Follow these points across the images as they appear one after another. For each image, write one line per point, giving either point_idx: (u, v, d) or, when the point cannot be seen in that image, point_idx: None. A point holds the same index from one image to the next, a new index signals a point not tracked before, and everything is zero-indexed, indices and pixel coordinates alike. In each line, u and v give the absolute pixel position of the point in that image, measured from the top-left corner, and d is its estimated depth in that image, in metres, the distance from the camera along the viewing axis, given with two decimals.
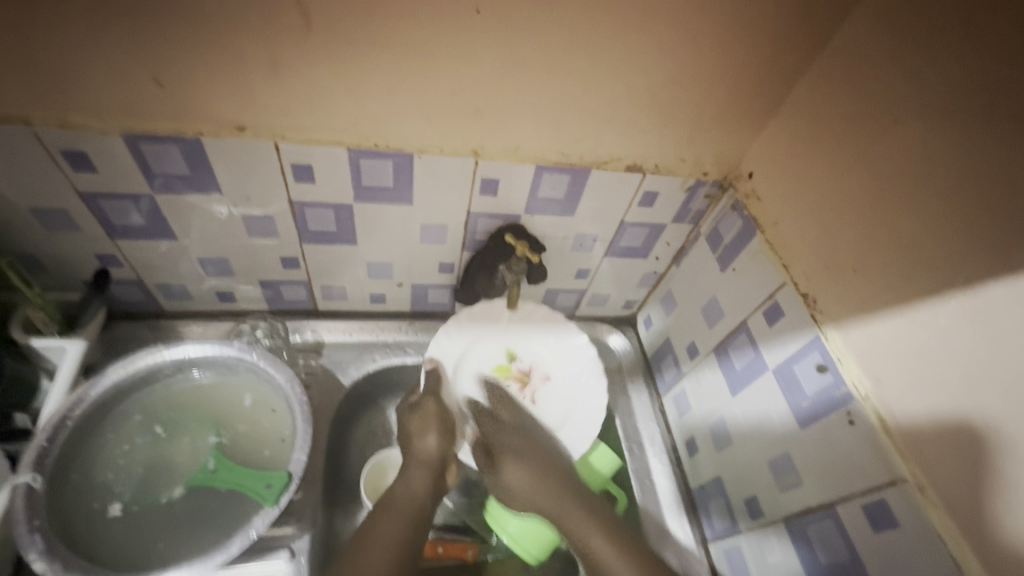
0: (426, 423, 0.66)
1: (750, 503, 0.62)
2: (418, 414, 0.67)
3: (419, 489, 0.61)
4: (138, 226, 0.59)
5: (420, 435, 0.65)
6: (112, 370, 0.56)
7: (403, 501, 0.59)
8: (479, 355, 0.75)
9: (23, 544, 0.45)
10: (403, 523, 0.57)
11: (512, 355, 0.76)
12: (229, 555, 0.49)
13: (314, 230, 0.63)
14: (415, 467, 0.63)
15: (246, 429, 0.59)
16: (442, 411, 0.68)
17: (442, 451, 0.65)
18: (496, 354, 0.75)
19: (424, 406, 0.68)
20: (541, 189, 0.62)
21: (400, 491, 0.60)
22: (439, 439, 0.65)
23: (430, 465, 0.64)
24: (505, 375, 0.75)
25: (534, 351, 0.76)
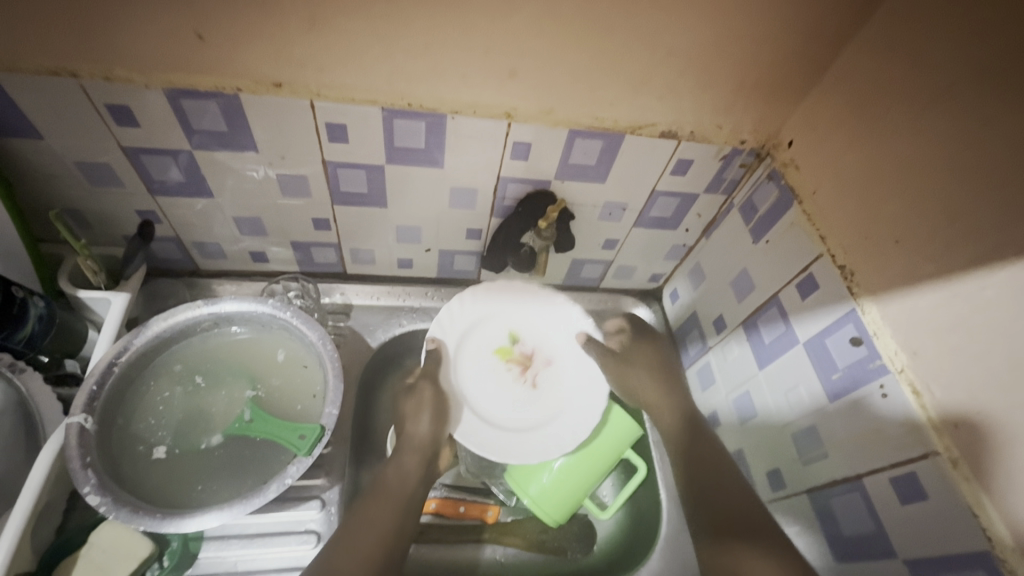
0: (420, 407, 0.65)
1: (773, 475, 0.62)
2: (413, 397, 0.66)
3: (411, 473, 0.61)
4: (177, 182, 0.60)
5: (414, 419, 0.64)
6: (155, 322, 0.58)
7: (393, 485, 0.60)
8: (483, 335, 0.73)
9: (77, 479, 0.48)
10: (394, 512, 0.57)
11: (514, 338, 0.73)
12: (266, 498, 0.51)
13: (345, 192, 0.64)
14: (407, 454, 0.62)
15: (280, 382, 0.62)
16: (438, 398, 0.66)
17: (434, 436, 0.64)
18: (498, 337, 0.73)
19: (420, 390, 0.66)
20: (574, 154, 0.62)
21: (391, 476, 0.60)
22: (432, 421, 0.64)
23: (422, 449, 0.63)
24: (506, 357, 0.72)
25: (537, 334, 0.74)
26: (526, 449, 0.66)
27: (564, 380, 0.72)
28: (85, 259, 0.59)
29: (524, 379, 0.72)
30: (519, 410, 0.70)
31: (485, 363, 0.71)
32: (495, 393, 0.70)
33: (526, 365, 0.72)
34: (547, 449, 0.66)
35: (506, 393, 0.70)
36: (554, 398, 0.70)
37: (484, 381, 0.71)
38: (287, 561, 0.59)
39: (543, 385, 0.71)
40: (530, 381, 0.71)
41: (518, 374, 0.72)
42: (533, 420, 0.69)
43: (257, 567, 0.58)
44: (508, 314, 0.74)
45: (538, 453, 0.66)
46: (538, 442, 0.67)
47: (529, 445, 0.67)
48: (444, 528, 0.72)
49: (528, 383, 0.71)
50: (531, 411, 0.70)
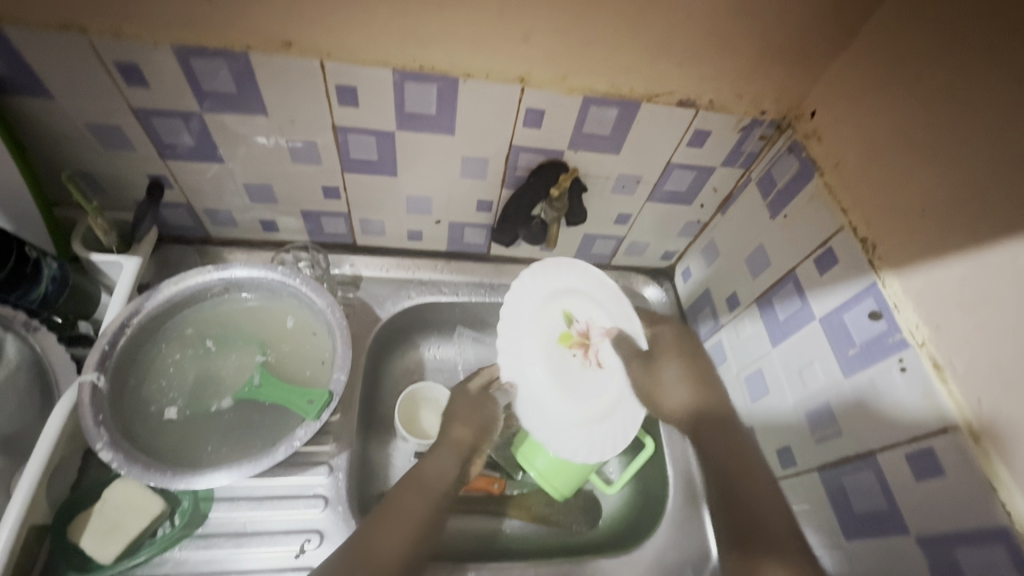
0: (471, 412, 0.68)
1: (783, 453, 0.61)
2: (468, 399, 0.69)
3: (447, 468, 0.63)
4: (187, 146, 0.59)
5: (461, 423, 0.67)
6: (165, 285, 0.58)
7: (432, 478, 0.61)
8: (542, 327, 0.66)
9: (90, 435, 0.49)
10: (427, 504, 0.59)
11: (569, 318, 0.67)
12: (276, 459, 0.52)
13: (355, 159, 0.63)
14: (446, 449, 0.64)
15: (289, 349, 0.62)
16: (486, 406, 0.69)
17: (474, 440, 0.67)
18: (558, 322, 0.67)
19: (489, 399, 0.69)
20: (588, 123, 0.60)
21: (427, 469, 0.61)
22: (473, 429, 0.67)
23: (460, 446, 0.65)
24: (568, 343, 0.67)
25: (591, 309, 0.68)
26: (592, 446, 0.64)
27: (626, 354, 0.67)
28: (96, 221, 0.59)
29: (588, 361, 0.67)
30: (592, 395, 0.65)
31: (550, 355, 0.66)
32: (568, 388, 0.65)
33: (588, 345, 0.67)
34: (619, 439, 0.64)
35: (574, 379, 0.66)
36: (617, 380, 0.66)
37: (553, 376, 0.66)
38: (294, 524, 0.59)
39: (609, 363, 0.67)
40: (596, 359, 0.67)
41: (583, 357, 0.67)
42: (608, 405, 0.65)
43: (264, 528, 0.59)
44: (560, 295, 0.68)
45: (613, 444, 0.64)
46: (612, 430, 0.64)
47: (602, 438, 0.64)
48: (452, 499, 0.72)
49: (593, 364, 0.67)
50: (601, 394, 0.66)
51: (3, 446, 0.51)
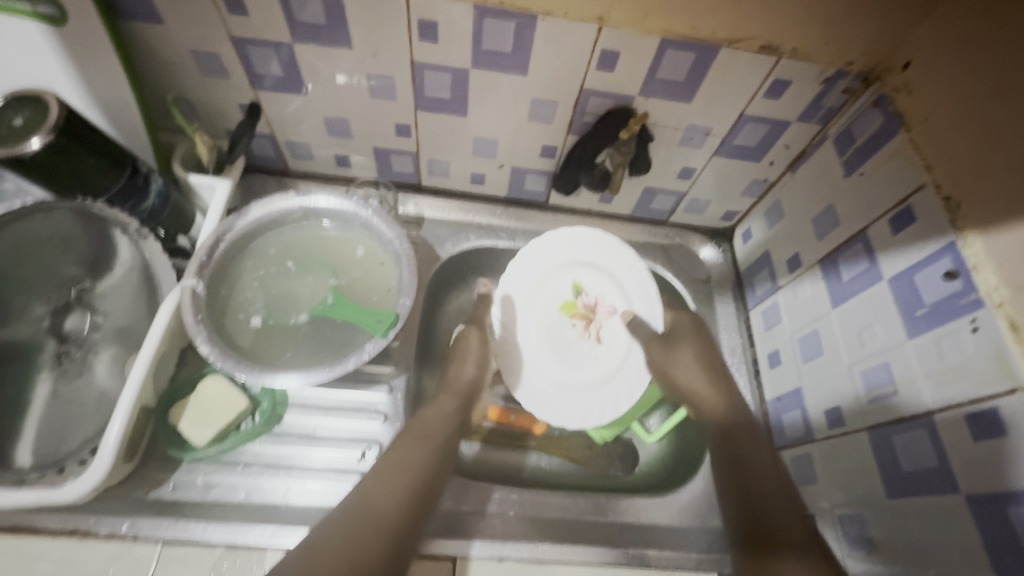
0: (466, 353, 0.68)
1: (831, 412, 0.61)
2: (460, 343, 0.69)
3: (449, 415, 0.63)
4: (276, 76, 0.63)
5: (459, 364, 0.67)
6: (253, 207, 0.63)
7: (432, 423, 0.60)
8: (550, 289, 0.75)
9: (192, 331, 0.56)
10: (435, 448, 0.58)
11: (578, 290, 0.75)
12: (346, 367, 0.57)
13: (429, 96, 0.65)
14: (447, 395, 0.64)
15: (359, 274, 0.66)
16: (483, 345, 0.69)
17: (474, 380, 0.67)
18: (565, 290, 0.74)
19: (467, 335, 0.69)
20: (662, 68, 0.59)
21: (430, 415, 0.61)
22: (476, 368, 0.67)
23: (460, 391, 0.65)
24: (571, 312, 0.74)
25: (599, 282, 0.75)
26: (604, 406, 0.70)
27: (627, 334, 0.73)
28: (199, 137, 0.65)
29: (588, 334, 0.74)
30: (588, 364, 0.72)
31: (552, 317, 0.74)
32: (570, 353, 0.73)
33: (590, 318, 0.74)
34: (618, 405, 0.69)
35: (575, 349, 0.73)
36: (620, 348, 0.72)
37: (552, 338, 0.73)
38: (358, 434, 0.65)
39: (606, 338, 0.73)
40: (594, 334, 0.74)
41: (582, 329, 0.74)
42: (606, 374, 0.72)
43: (331, 433, 0.65)
44: (561, 274, 0.75)
45: (612, 409, 0.69)
46: (615, 398, 0.70)
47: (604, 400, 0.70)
48: (498, 431, 0.76)
49: (593, 337, 0.73)
50: (596, 367, 0.72)
51: (119, 336, 0.57)
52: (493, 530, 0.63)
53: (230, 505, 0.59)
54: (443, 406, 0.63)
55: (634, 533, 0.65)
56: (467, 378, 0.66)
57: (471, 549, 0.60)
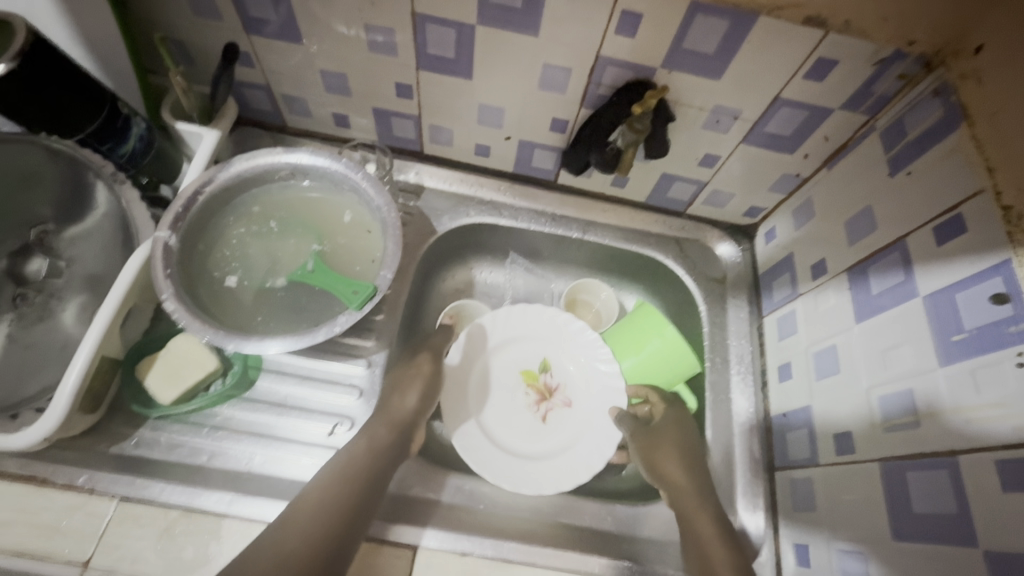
0: (410, 380, 0.63)
1: (840, 438, 0.55)
2: (409, 369, 0.64)
3: (381, 448, 0.57)
4: (270, 21, 0.58)
5: (401, 393, 0.62)
6: (239, 160, 0.60)
7: (359, 456, 0.55)
8: (519, 352, 0.72)
9: (159, 285, 0.53)
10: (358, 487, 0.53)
11: (545, 366, 0.72)
12: (316, 339, 0.54)
13: (432, 54, 0.60)
14: (380, 423, 0.59)
15: (344, 242, 0.62)
16: (433, 377, 0.65)
17: (416, 411, 0.62)
18: (533, 358, 0.72)
19: (417, 362, 0.66)
20: (692, 36, 0.52)
21: (359, 449, 0.56)
22: (420, 398, 0.62)
23: (397, 424, 0.60)
24: (529, 381, 0.72)
25: (569, 371, 0.72)
26: (530, 476, 0.64)
27: (578, 427, 0.69)
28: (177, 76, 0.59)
29: (536, 409, 0.70)
30: (526, 438, 0.68)
31: (509, 376, 0.72)
32: (511, 418, 0.70)
33: (544, 397, 0.71)
34: (542, 485, 0.63)
35: (517, 416, 0.70)
36: (567, 440, 0.68)
37: (502, 397, 0.70)
38: (331, 408, 0.63)
39: (552, 423, 0.70)
40: (541, 413, 0.70)
41: (533, 401, 0.71)
42: (538, 454, 0.67)
43: (303, 405, 0.62)
44: (530, 348, 0.73)
45: (533, 485, 0.63)
46: (547, 468, 0.66)
47: (531, 474, 0.64)
48: None
49: (540, 415, 0.70)
50: (528, 445, 0.68)
51: (88, 283, 0.55)
52: (461, 523, 0.59)
53: (192, 468, 0.57)
54: (374, 441, 0.57)
55: (612, 540, 0.61)
56: (408, 410, 0.61)
57: (424, 537, 0.56)
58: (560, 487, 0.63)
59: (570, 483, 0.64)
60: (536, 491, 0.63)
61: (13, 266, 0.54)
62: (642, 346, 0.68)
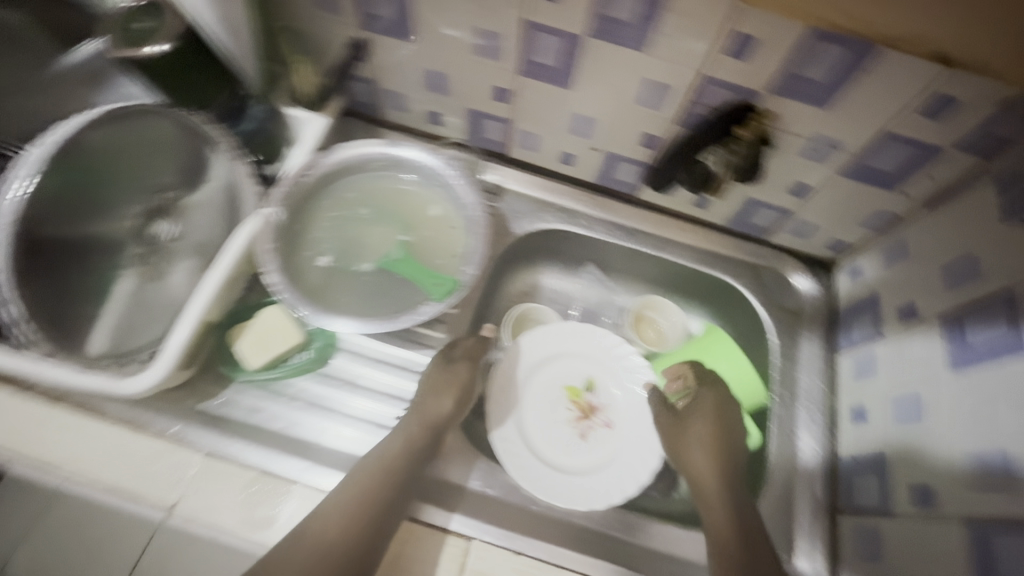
0: (447, 385, 0.62)
1: (919, 492, 0.53)
2: (447, 372, 0.62)
3: (415, 436, 0.59)
4: (386, 20, 0.61)
5: (437, 398, 0.61)
6: (341, 147, 0.63)
7: (397, 450, 0.57)
8: (565, 367, 0.71)
9: (263, 258, 0.57)
10: (394, 483, 0.55)
11: (590, 385, 0.70)
12: (401, 325, 0.56)
13: (534, 61, 0.61)
14: (415, 419, 0.60)
15: (429, 235, 0.65)
16: (466, 386, 0.63)
17: (447, 419, 0.61)
18: (579, 375, 0.70)
19: (456, 368, 0.63)
20: (804, 62, 0.51)
21: (397, 446, 0.57)
22: (455, 406, 0.61)
23: (431, 424, 0.60)
24: (572, 398, 0.69)
25: (614, 393, 0.70)
26: (565, 491, 0.62)
27: (617, 449, 0.66)
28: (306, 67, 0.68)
29: (576, 426, 0.68)
30: (564, 454, 0.66)
31: (553, 390, 0.69)
32: (549, 431, 0.67)
33: (586, 416, 0.69)
34: (576, 500, 0.62)
35: (555, 431, 0.67)
36: (602, 461, 0.66)
37: (543, 409, 0.68)
38: (399, 392, 0.65)
39: (591, 443, 0.67)
40: (581, 432, 0.67)
41: (574, 418, 0.68)
42: (575, 471, 0.65)
43: (371, 386, 0.65)
44: (578, 364, 0.71)
45: (569, 500, 0.61)
46: (580, 485, 0.63)
47: (566, 490, 0.62)
48: None
49: (579, 432, 0.67)
50: (564, 460, 0.65)
51: (197, 249, 0.60)
52: (512, 522, 0.59)
53: (269, 432, 0.61)
54: (410, 439, 0.58)
55: (660, 562, 0.60)
56: (444, 415, 0.61)
57: (451, 521, 0.58)
58: (595, 505, 0.61)
59: (604, 504, 0.62)
60: (570, 508, 0.61)
61: (141, 228, 0.60)
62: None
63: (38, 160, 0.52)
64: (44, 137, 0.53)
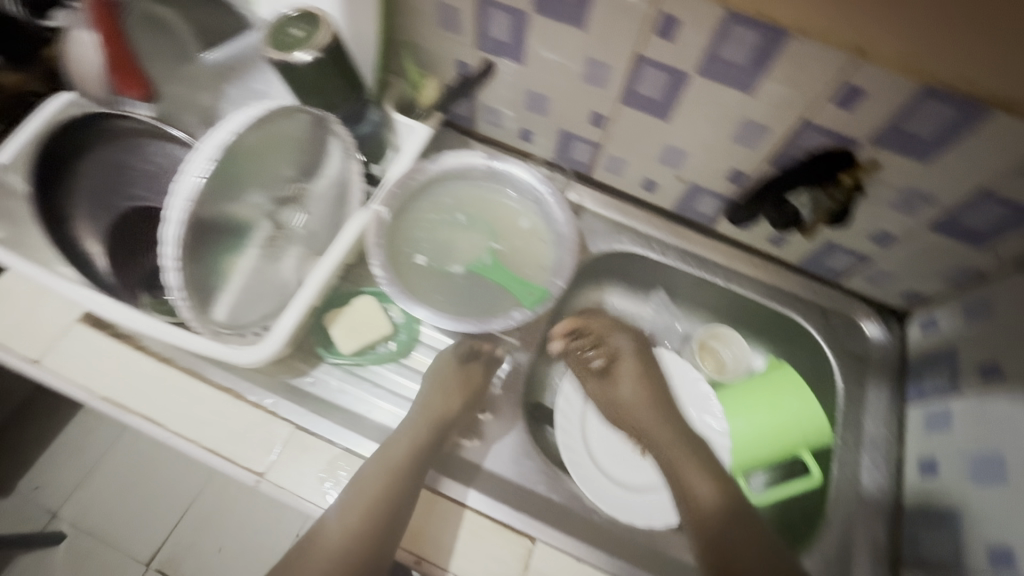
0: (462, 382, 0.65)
1: (998, 553, 0.53)
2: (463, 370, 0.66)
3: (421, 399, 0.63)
4: (503, 43, 0.66)
5: (444, 396, 0.63)
6: (448, 156, 0.67)
7: (398, 450, 0.57)
8: None
9: (371, 251, 0.62)
10: (403, 484, 0.55)
11: None
12: (493, 327, 0.60)
13: (638, 92, 0.64)
14: (418, 419, 0.60)
15: (519, 245, 0.69)
16: (478, 380, 0.66)
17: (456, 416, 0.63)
18: None
19: (472, 365, 0.66)
20: (909, 118, 0.53)
21: (404, 448, 0.57)
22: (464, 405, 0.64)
23: (437, 423, 0.60)
24: None
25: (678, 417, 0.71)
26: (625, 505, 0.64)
27: None
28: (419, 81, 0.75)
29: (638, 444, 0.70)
30: (625, 469, 0.67)
31: None
32: (612, 445, 0.69)
33: None
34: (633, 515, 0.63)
35: (617, 445, 0.69)
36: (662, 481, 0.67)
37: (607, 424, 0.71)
38: None
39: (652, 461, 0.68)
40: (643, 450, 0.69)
41: None
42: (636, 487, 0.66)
43: None
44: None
45: (627, 514, 0.63)
46: (640, 502, 0.64)
47: (625, 504, 0.64)
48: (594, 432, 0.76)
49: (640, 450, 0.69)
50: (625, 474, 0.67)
51: (306, 238, 0.64)
52: (572, 529, 0.61)
53: (353, 415, 0.64)
54: (417, 440, 0.58)
55: None
56: (450, 412, 0.62)
57: (468, 497, 0.60)
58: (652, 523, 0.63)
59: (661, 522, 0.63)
60: (630, 522, 0.62)
61: (273, 212, 0.60)
62: (778, 403, 0.65)
63: (222, 144, 0.50)
64: (230, 121, 0.51)
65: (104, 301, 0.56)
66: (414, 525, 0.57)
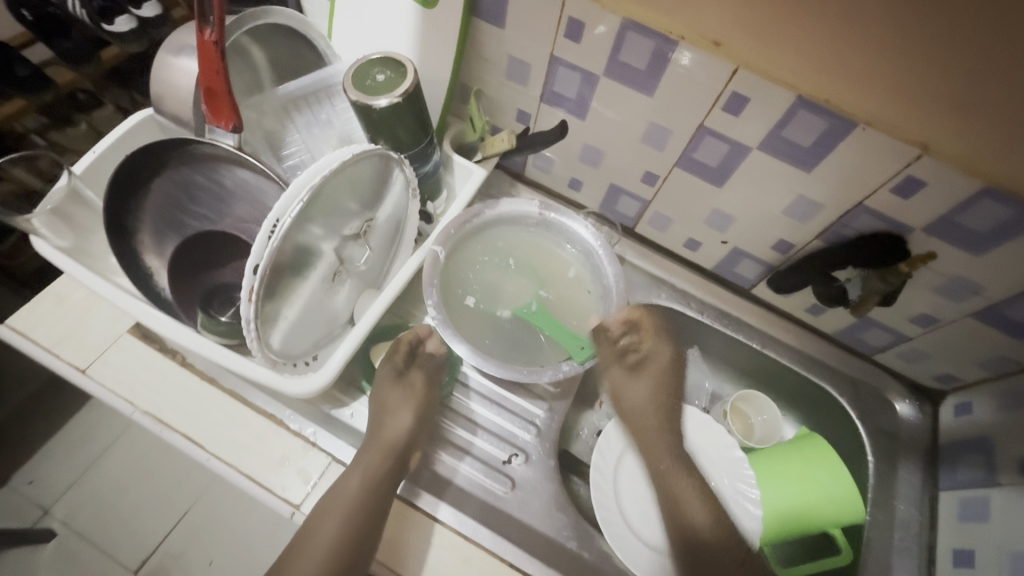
0: (406, 398, 0.64)
1: None
2: (402, 387, 0.65)
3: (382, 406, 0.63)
4: (569, 99, 0.68)
5: (393, 413, 0.63)
6: (503, 201, 0.69)
7: (353, 480, 0.57)
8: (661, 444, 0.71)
9: (426, 293, 0.64)
10: (360, 515, 0.55)
11: None
12: (544, 378, 0.62)
13: (696, 158, 0.66)
14: (369, 448, 0.59)
15: (565, 294, 0.70)
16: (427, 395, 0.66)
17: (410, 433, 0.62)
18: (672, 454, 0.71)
19: (409, 379, 0.66)
20: (967, 214, 0.55)
21: (354, 482, 0.57)
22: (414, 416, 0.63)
23: (390, 450, 0.60)
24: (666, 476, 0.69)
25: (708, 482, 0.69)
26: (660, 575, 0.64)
27: None
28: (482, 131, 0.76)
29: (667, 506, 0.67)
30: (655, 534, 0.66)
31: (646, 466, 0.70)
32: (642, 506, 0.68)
33: None
34: None
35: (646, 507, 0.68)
36: None
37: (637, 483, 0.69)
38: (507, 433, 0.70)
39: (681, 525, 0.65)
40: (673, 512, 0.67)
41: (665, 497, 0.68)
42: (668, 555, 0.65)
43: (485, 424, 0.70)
44: (682, 444, 0.71)
45: None
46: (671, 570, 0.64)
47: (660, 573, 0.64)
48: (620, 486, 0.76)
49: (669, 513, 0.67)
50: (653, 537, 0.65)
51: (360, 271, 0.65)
52: None
53: None
54: (368, 471, 0.57)
55: None
56: (401, 436, 0.61)
57: (439, 511, 0.60)
58: None
59: None
60: None
61: (339, 247, 0.59)
62: (808, 478, 0.64)
63: (311, 183, 0.49)
64: (320, 162, 0.51)
65: (162, 318, 0.56)
66: (390, 534, 0.58)
